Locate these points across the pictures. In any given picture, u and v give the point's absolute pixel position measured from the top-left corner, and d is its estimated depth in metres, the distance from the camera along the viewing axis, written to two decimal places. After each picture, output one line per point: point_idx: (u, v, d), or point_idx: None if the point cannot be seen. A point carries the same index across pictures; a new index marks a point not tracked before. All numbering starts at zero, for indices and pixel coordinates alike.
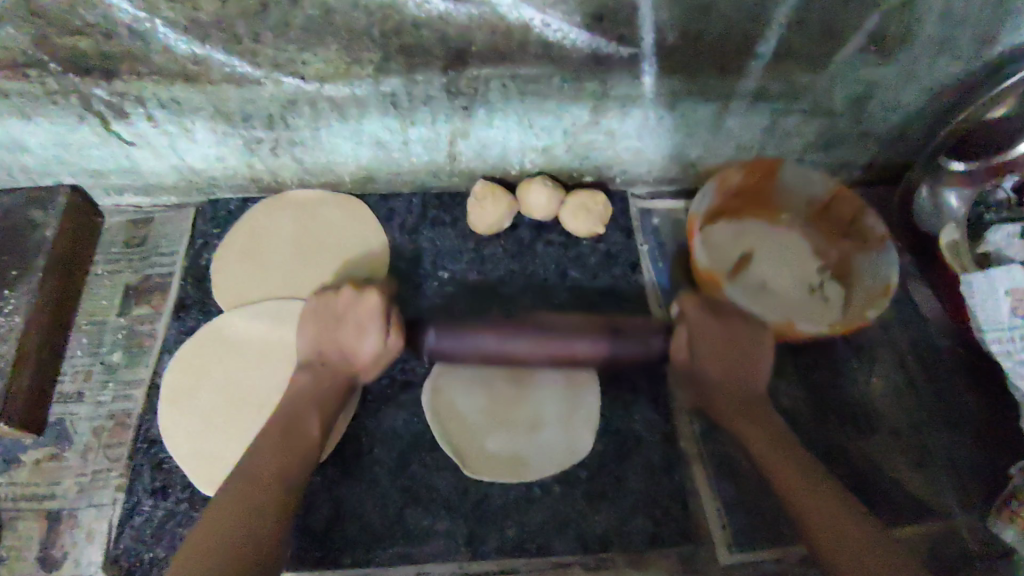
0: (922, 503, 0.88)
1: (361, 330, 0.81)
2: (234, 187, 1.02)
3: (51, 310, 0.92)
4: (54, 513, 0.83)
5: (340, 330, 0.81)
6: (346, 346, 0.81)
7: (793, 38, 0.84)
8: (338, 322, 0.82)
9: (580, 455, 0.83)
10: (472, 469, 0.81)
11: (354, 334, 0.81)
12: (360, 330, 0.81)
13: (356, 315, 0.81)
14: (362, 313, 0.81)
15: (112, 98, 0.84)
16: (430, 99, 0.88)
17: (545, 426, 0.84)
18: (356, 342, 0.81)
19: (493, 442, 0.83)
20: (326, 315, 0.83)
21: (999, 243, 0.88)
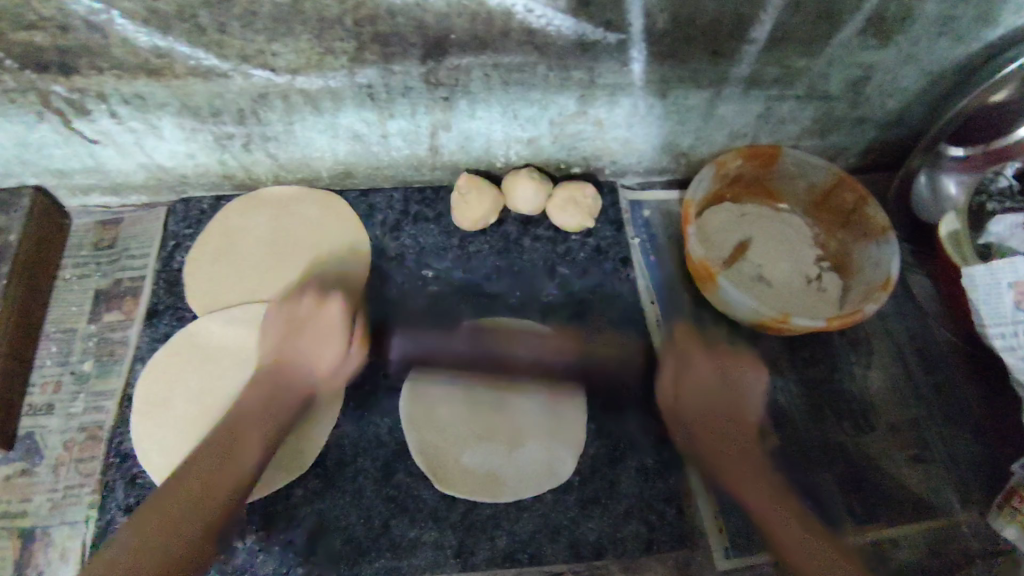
0: (922, 499, 0.86)
1: (321, 341, 0.81)
2: (207, 185, 0.98)
3: (16, 319, 0.87)
4: (25, 532, 0.80)
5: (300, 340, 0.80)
6: (306, 357, 0.80)
7: (790, 23, 0.79)
8: (298, 330, 0.81)
9: (561, 476, 0.80)
10: (447, 483, 0.78)
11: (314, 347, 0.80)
12: (319, 343, 0.80)
13: (314, 331, 0.81)
14: (323, 324, 0.81)
15: (73, 95, 0.80)
16: (409, 91, 0.84)
17: (527, 434, 0.81)
18: (313, 357, 0.80)
19: (469, 456, 0.79)
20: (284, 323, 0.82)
21: (1001, 234, 0.86)
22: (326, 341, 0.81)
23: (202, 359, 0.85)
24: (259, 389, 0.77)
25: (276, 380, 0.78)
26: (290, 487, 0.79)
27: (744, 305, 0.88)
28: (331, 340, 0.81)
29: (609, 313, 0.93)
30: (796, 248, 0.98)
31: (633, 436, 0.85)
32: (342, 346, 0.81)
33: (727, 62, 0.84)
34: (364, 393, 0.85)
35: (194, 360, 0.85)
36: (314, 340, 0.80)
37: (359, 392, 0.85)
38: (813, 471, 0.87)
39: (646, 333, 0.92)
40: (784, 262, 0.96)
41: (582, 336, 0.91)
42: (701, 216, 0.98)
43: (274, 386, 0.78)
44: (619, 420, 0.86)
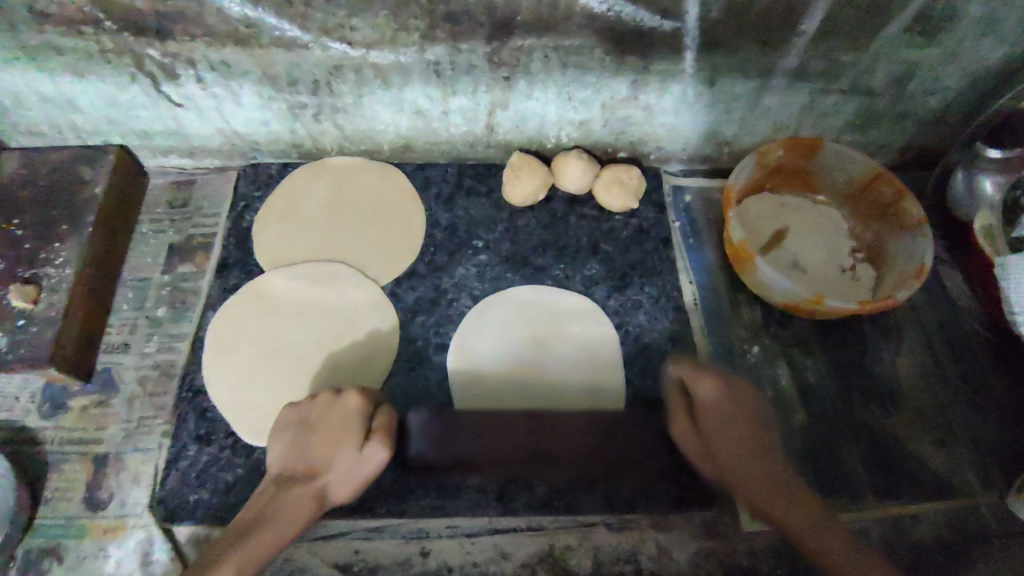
0: (945, 480, 0.89)
1: (335, 442, 0.73)
2: (276, 152, 1.05)
3: (100, 263, 0.95)
4: (101, 456, 0.86)
5: (312, 440, 0.73)
6: (317, 457, 0.73)
7: (837, 18, 0.84)
8: (312, 428, 0.74)
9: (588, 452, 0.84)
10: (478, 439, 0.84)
11: (326, 448, 0.73)
12: (330, 442, 0.73)
13: (330, 427, 0.74)
14: (337, 416, 0.74)
15: (165, 59, 0.87)
16: (473, 69, 0.90)
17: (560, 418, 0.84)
18: (330, 457, 0.73)
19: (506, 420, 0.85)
20: (296, 426, 0.75)
21: None
22: (338, 440, 0.73)
23: (268, 307, 0.91)
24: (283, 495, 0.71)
25: (294, 487, 0.71)
26: None
27: (780, 285, 0.92)
28: (343, 436, 0.73)
29: (649, 289, 0.98)
30: (832, 238, 1.02)
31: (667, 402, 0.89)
32: (354, 449, 0.73)
33: (775, 54, 0.89)
34: (417, 348, 0.91)
35: (260, 308, 0.91)
36: (328, 441, 0.73)
37: (412, 347, 0.91)
38: (838, 447, 0.91)
39: (683, 308, 0.97)
40: (821, 249, 1.00)
41: (623, 308, 0.96)
42: (742, 201, 1.02)
43: (289, 493, 0.71)
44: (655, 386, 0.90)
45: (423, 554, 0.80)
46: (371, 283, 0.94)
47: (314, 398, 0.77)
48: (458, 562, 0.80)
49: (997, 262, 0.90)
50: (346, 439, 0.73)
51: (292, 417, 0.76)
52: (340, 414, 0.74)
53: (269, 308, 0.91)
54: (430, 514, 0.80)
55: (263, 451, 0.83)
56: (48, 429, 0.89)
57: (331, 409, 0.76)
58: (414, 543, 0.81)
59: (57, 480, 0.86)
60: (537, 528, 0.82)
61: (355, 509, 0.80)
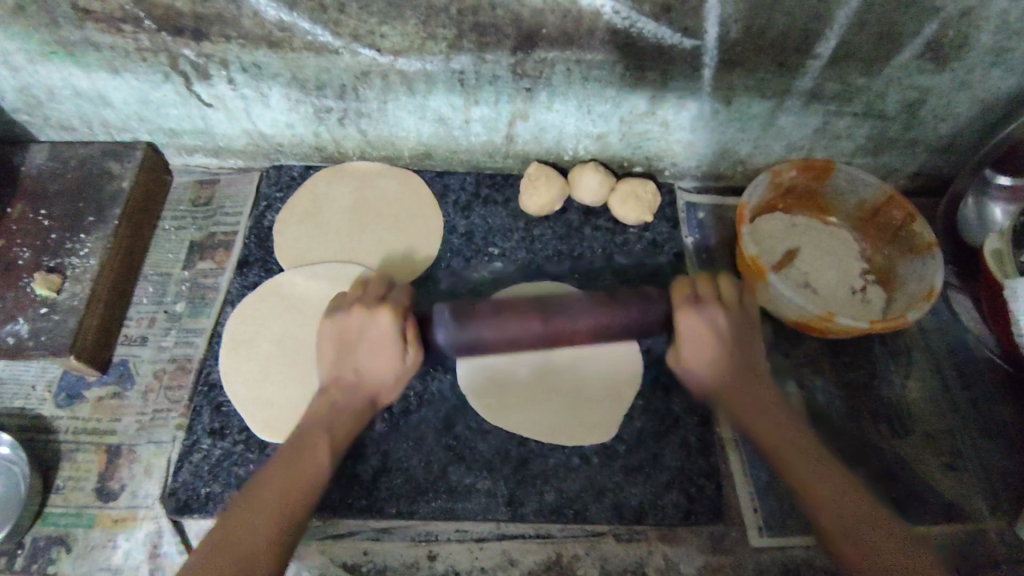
0: (954, 505, 0.89)
1: (376, 351, 0.78)
2: (299, 154, 1.07)
3: (123, 256, 0.96)
4: (114, 448, 0.87)
5: (357, 352, 0.78)
6: (369, 365, 0.78)
7: (854, 42, 0.86)
8: (353, 342, 0.78)
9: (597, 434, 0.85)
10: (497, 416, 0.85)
11: (371, 355, 0.78)
12: (376, 350, 0.78)
13: (372, 342, 0.77)
14: (376, 332, 0.77)
15: (199, 59, 0.89)
16: (496, 79, 0.92)
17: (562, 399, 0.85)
18: (378, 365, 0.78)
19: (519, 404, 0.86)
20: (337, 344, 0.79)
21: None
22: (382, 350, 0.77)
23: (286, 306, 0.92)
24: (332, 412, 0.78)
25: (342, 399, 0.79)
26: None
27: (791, 302, 0.93)
28: (386, 345, 0.77)
29: None
30: (843, 259, 1.02)
31: (678, 414, 0.90)
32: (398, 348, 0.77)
33: (793, 75, 0.90)
34: None
35: (278, 307, 0.92)
36: (374, 348, 0.77)
37: None
38: (849, 466, 0.90)
39: None
40: (832, 270, 1.01)
41: None
42: (754, 219, 1.03)
43: (342, 399, 0.79)
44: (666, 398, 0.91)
45: (430, 557, 0.80)
46: None
47: (349, 313, 0.79)
48: (466, 567, 0.80)
49: (1007, 286, 0.90)
50: (389, 351, 0.77)
51: (336, 330, 0.79)
52: (380, 327, 0.77)
53: (286, 307, 0.92)
54: (440, 517, 0.81)
55: (275, 446, 0.84)
56: (63, 418, 0.89)
57: (367, 321, 0.78)
58: (421, 546, 0.80)
59: (70, 470, 0.86)
60: (545, 535, 0.82)
61: (365, 509, 0.81)
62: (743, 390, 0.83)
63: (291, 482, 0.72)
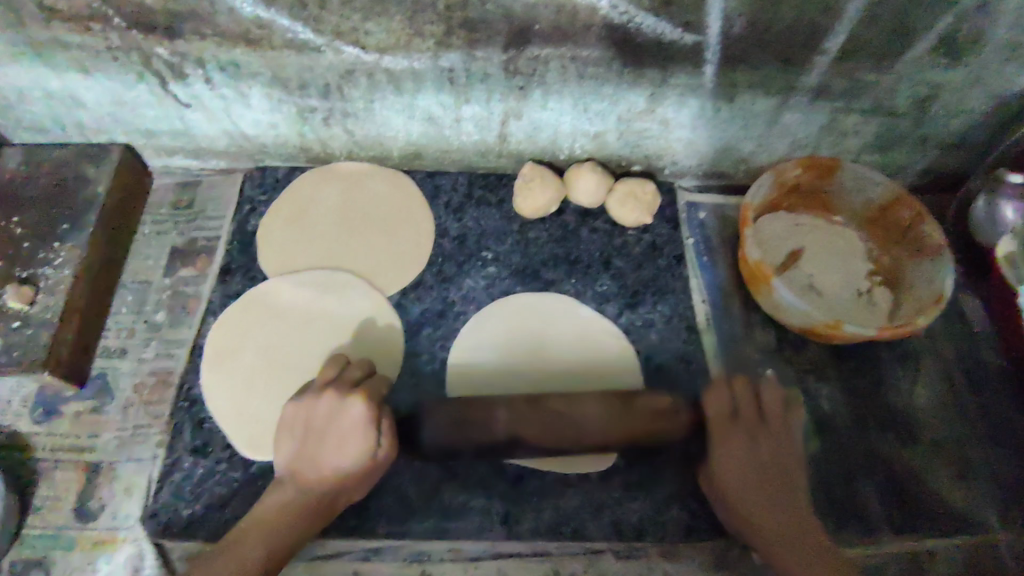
0: (963, 516, 0.86)
1: (343, 444, 0.72)
2: (283, 155, 1.02)
3: (100, 265, 0.92)
4: (93, 466, 0.84)
5: (324, 449, 0.72)
6: (324, 459, 0.72)
7: (862, 37, 0.82)
8: (320, 438, 0.73)
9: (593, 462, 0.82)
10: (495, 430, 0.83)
11: (336, 448, 0.72)
12: (343, 444, 0.72)
13: (330, 437, 0.72)
14: (345, 423, 0.72)
15: (173, 59, 0.85)
16: (488, 77, 0.88)
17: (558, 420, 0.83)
18: (336, 463, 0.72)
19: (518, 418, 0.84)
20: (302, 431, 0.74)
21: None
22: (347, 442, 0.71)
23: (270, 317, 0.89)
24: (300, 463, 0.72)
25: (310, 467, 0.72)
26: None
27: (796, 308, 0.90)
28: (353, 438, 0.72)
29: (661, 307, 0.95)
30: (849, 261, 0.99)
31: None
32: (366, 439, 0.71)
33: (798, 71, 0.87)
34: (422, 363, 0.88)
35: (261, 318, 0.89)
36: (334, 445, 0.72)
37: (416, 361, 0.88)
38: (854, 476, 0.88)
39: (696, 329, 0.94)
40: (837, 272, 0.98)
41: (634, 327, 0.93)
42: (758, 220, 1.00)
43: (315, 471, 0.71)
44: None
45: None
46: (376, 293, 0.92)
47: (316, 402, 0.74)
48: None
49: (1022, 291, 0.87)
50: (354, 443, 0.71)
51: (297, 417, 0.74)
52: (346, 419, 0.72)
53: (270, 318, 0.89)
54: (433, 537, 0.78)
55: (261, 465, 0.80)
56: (40, 435, 0.86)
57: (335, 414, 0.73)
58: (413, 566, 0.77)
59: (47, 489, 0.83)
60: (542, 553, 0.79)
61: (354, 529, 0.78)
62: (740, 451, 0.77)
63: (275, 521, 0.70)
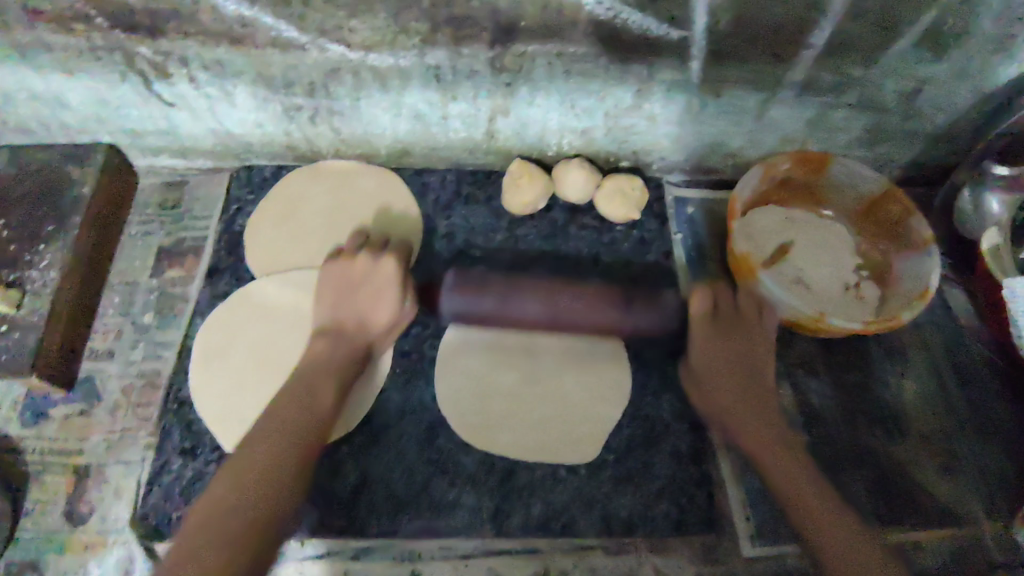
0: (949, 508, 0.87)
1: (377, 296, 0.83)
2: (270, 154, 1.02)
3: (85, 266, 0.92)
4: (83, 468, 0.83)
5: (355, 299, 0.82)
6: (361, 309, 0.82)
7: (847, 32, 0.82)
8: (354, 287, 0.83)
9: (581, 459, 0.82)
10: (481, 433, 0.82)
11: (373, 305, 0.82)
12: (377, 295, 0.82)
13: (370, 284, 0.83)
14: (381, 277, 0.83)
15: (157, 58, 0.84)
16: (474, 75, 0.87)
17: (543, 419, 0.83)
18: (374, 305, 0.82)
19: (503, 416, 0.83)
20: (341, 290, 0.83)
21: None
22: (382, 289, 0.83)
23: (259, 317, 0.88)
24: (330, 342, 0.80)
25: (347, 333, 0.81)
26: (336, 443, 0.82)
27: (782, 301, 0.90)
28: (387, 290, 0.83)
29: None
30: (837, 255, 0.99)
31: (668, 420, 0.87)
32: (396, 296, 0.83)
33: (784, 66, 0.87)
34: (411, 361, 0.88)
35: (249, 319, 0.88)
36: (373, 292, 0.82)
37: (405, 360, 0.88)
38: (842, 470, 0.89)
39: None
40: (825, 265, 0.98)
41: None
42: (747, 214, 0.99)
43: (337, 343, 0.80)
44: (655, 405, 0.88)
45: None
46: None
47: (355, 259, 0.85)
48: None
49: (1005, 283, 0.88)
50: (388, 291, 0.83)
51: (337, 274, 0.84)
52: (384, 273, 0.84)
53: (258, 318, 0.88)
54: (424, 535, 0.78)
55: None
56: (28, 439, 0.86)
57: (370, 270, 0.84)
58: (404, 565, 0.77)
59: (37, 492, 0.83)
60: (533, 551, 0.78)
61: (344, 529, 0.78)
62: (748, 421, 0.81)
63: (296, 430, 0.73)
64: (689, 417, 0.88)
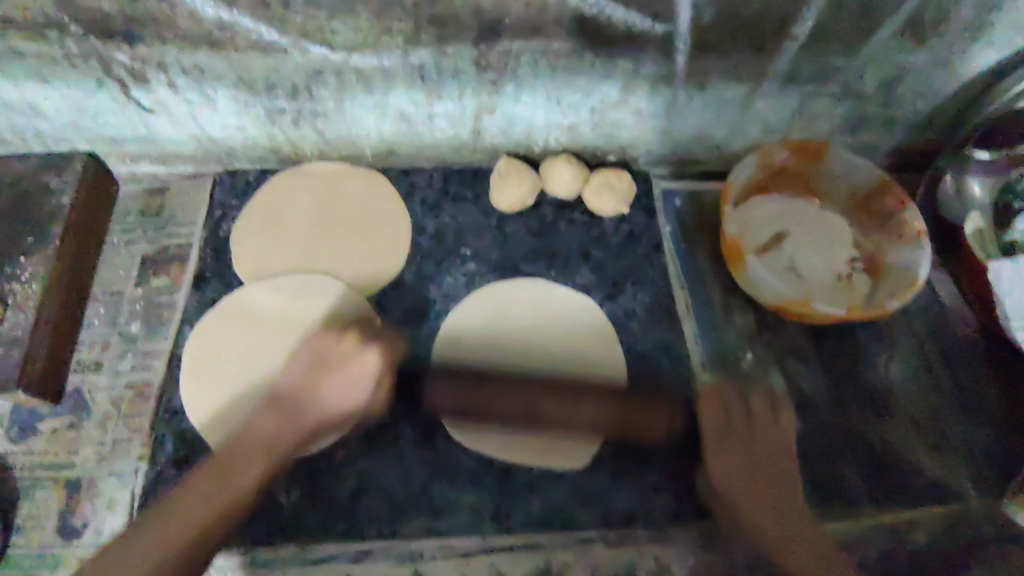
0: (940, 486, 0.89)
1: (345, 387, 0.79)
2: (253, 157, 1.00)
3: (68, 277, 0.90)
4: (75, 482, 0.82)
5: (326, 377, 0.79)
6: (327, 397, 0.79)
7: (828, 22, 0.83)
8: (323, 369, 0.80)
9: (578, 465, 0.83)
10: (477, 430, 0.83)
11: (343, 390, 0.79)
12: (347, 387, 0.79)
13: (339, 376, 0.79)
14: (356, 370, 0.79)
15: (134, 64, 0.83)
16: (459, 73, 0.87)
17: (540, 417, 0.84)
18: (325, 393, 0.79)
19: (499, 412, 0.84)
20: (313, 356, 0.81)
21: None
22: (347, 394, 0.79)
23: (253, 322, 0.88)
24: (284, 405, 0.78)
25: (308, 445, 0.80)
26: (333, 447, 0.82)
27: (770, 285, 0.92)
28: (355, 393, 0.79)
29: (641, 296, 0.96)
30: (832, 248, 1.01)
31: None
32: (369, 391, 0.79)
33: (766, 57, 0.87)
34: (406, 362, 0.88)
35: (244, 324, 0.88)
36: (344, 380, 0.79)
37: (400, 362, 0.88)
38: (835, 454, 0.90)
39: (677, 317, 0.96)
40: (816, 257, 0.99)
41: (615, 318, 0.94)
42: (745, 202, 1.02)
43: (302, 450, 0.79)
44: (650, 398, 0.89)
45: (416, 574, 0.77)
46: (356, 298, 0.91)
47: (339, 341, 0.81)
48: None
49: (991, 266, 0.90)
50: (355, 394, 0.79)
51: (316, 351, 0.81)
52: (360, 366, 0.80)
53: (253, 323, 0.88)
54: (424, 535, 0.79)
55: None
56: (16, 455, 0.84)
57: (348, 356, 0.80)
58: (405, 565, 0.77)
59: (28, 508, 0.82)
60: (532, 545, 0.79)
61: (345, 533, 0.78)
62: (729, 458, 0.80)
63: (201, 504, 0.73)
64: (683, 409, 0.89)
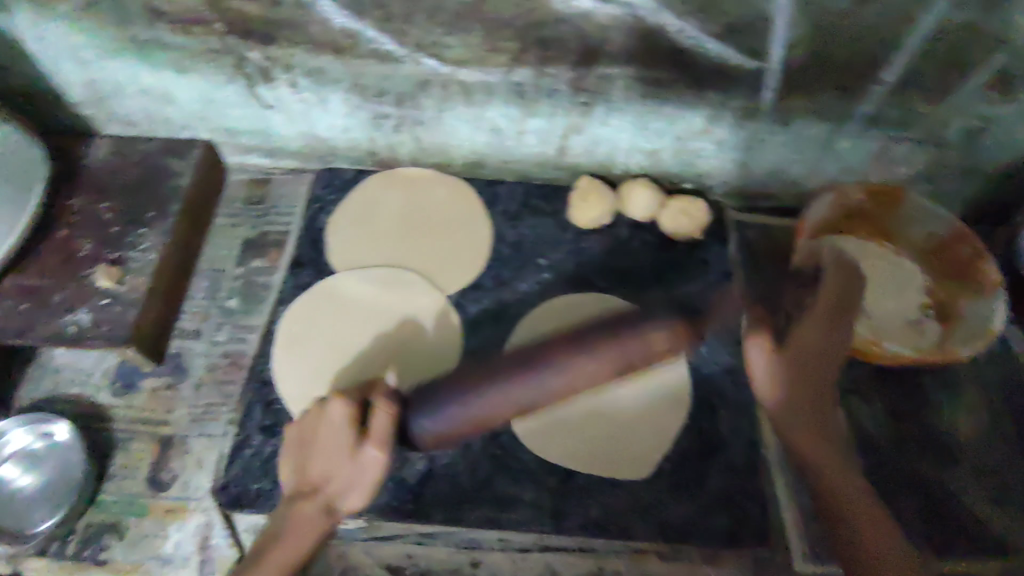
0: (1004, 541, 0.87)
1: (331, 453, 0.73)
2: (352, 158, 1.08)
3: (179, 251, 0.98)
4: (167, 438, 0.89)
5: (314, 456, 0.74)
6: (320, 471, 0.73)
7: (917, 70, 0.86)
8: (308, 446, 0.75)
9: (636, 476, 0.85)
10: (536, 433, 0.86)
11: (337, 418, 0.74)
12: (327, 449, 0.74)
13: (323, 446, 0.74)
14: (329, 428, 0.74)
15: (264, 63, 0.91)
16: (555, 93, 0.93)
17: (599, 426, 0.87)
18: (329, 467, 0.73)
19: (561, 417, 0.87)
20: (302, 442, 0.76)
21: None
22: (337, 450, 0.73)
23: (342, 309, 0.94)
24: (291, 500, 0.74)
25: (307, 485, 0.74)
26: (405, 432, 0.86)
27: None
28: (335, 449, 0.73)
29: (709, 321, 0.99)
30: (902, 291, 1.03)
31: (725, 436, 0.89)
32: (347, 450, 0.72)
33: (852, 99, 0.90)
34: (479, 361, 0.93)
35: (334, 310, 0.94)
36: (323, 453, 0.74)
37: (474, 360, 0.93)
38: (895, 495, 0.90)
39: None
40: (887, 299, 1.02)
41: None
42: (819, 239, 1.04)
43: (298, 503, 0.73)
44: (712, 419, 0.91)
45: (473, 564, 0.85)
46: (438, 296, 0.96)
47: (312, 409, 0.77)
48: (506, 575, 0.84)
49: None
50: (343, 444, 0.73)
51: (302, 430, 0.77)
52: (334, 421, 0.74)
53: (342, 309, 0.94)
54: (485, 525, 0.81)
55: None
56: (117, 407, 0.92)
57: (320, 421, 0.75)
58: (465, 553, 0.85)
59: (123, 458, 0.88)
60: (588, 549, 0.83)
61: (412, 513, 0.81)
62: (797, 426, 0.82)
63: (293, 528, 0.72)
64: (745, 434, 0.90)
